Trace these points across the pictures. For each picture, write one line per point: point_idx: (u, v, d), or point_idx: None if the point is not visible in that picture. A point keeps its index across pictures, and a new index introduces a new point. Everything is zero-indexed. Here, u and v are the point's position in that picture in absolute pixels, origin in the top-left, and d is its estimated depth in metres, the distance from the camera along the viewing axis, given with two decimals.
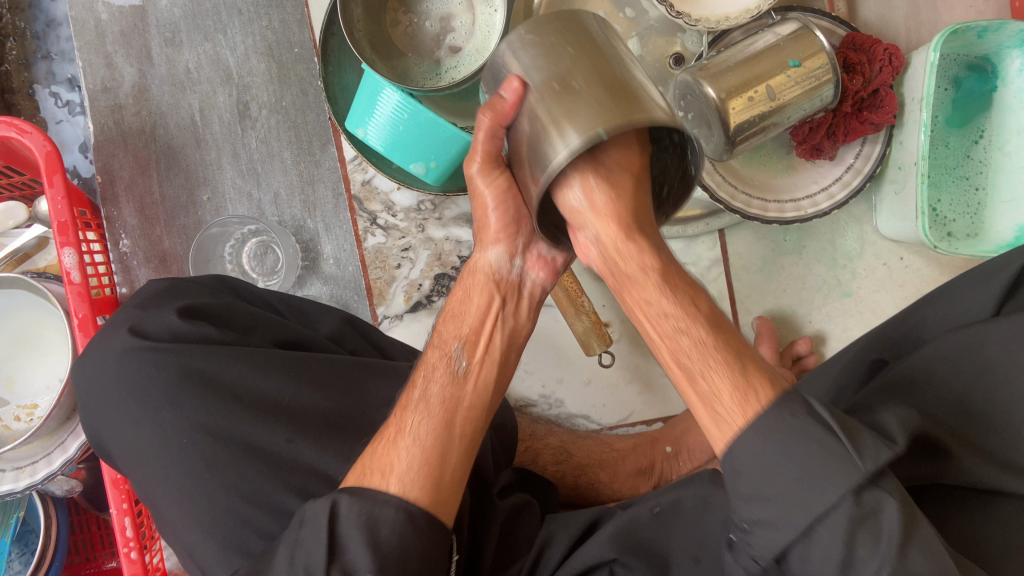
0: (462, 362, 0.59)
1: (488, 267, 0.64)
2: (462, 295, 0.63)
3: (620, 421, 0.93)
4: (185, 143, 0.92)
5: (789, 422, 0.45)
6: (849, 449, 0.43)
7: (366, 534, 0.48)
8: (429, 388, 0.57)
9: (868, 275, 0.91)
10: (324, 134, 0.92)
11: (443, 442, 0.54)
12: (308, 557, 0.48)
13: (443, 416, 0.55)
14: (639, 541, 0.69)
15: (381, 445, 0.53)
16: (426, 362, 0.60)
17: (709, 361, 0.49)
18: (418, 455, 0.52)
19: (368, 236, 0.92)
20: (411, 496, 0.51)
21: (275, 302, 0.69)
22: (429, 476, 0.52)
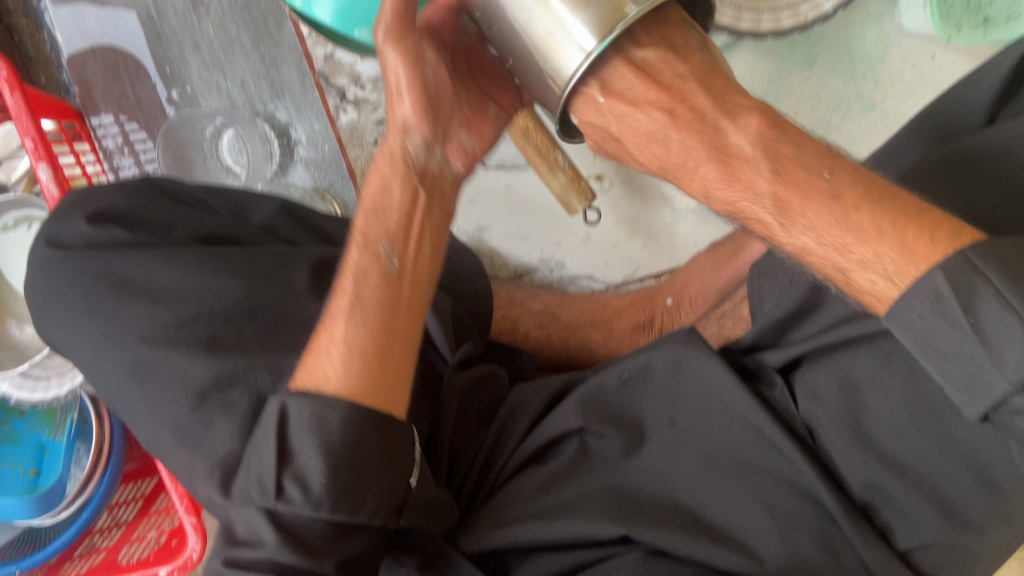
0: (394, 261, 0.54)
1: (404, 153, 0.56)
2: (378, 187, 0.56)
3: (626, 277, 0.88)
4: (147, 41, 0.90)
5: (922, 309, 0.41)
6: (972, 343, 0.39)
7: (317, 434, 0.48)
8: (359, 291, 0.52)
9: (893, 83, 0.79)
10: (278, 11, 0.87)
11: (383, 344, 0.51)
12: (259, 466, 0.49)
13: (381, 314, 0.52)
14: (606, 405, 0.67)
15: (314, 358, 0.51)
16: (347, 264, 0.54)
17: (884, 224, 0.42)
18: (357, 333, 0.51)
19: (340, 113, 0.89)
20: (350, 393, 0.49)
21: (204, 197, 0.70)
22: (376, 371, 0.51)
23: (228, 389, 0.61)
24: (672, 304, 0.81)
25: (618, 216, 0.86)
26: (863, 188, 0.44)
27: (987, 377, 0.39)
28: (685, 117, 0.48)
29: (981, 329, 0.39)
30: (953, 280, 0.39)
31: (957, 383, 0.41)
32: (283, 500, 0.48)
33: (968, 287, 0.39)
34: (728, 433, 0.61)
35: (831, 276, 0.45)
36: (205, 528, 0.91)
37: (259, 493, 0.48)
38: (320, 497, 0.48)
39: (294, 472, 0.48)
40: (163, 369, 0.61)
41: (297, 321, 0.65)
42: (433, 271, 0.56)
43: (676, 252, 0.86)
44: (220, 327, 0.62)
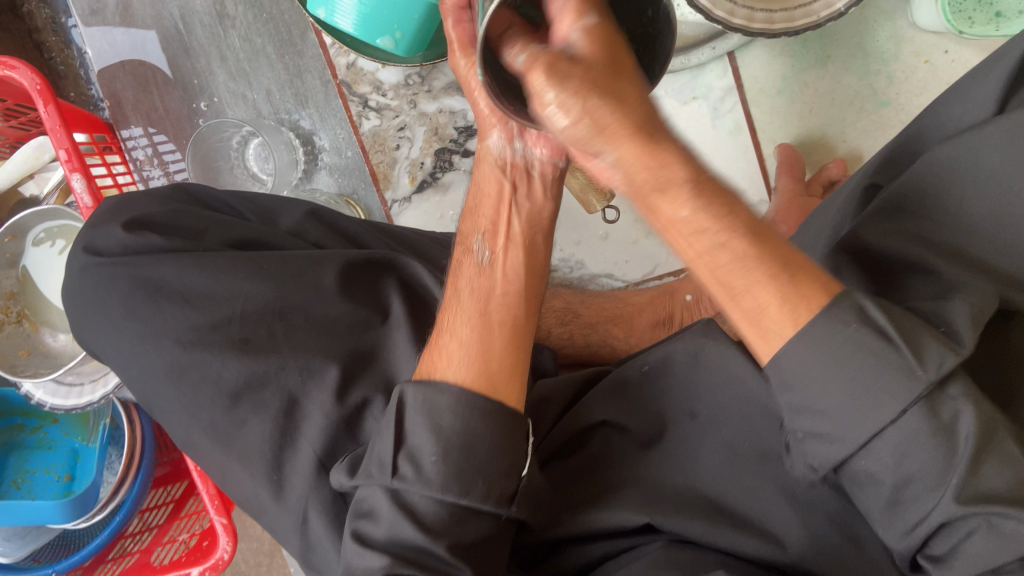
0: (486, 253, 0.60)
1: (491, 153, 0.63)
2: (477, 190, 0.64)
3: (646, 276, 0.89)
4: (175, 54, 0.93)
5: (846, 348, 0.41)
6: (907, 359, 0.40)
7: (429, 419, 0.52)
8: (459, 285, 0.59)
9: (907, 78, 0.80)
10: (302, 22, 0.90)
11: (487, 336, 0.56)
12: (381, 450, 0.54)
13: (477, 309, 0.57)
14: (630, 398, 0.67)
15: (433, 349, 0.57)
16: (454, 261, 0.62)
17: (752, 274, 0.42)
18: (471, 339, 0.55)
19: (363, 120, 0.90)
20: (462, 379, 0.54)
21: (234, 201, 0.71)
22: (480, 362, 0.55)
23: (265, 387, 0.64)
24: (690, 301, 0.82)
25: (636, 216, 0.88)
26: (720, 238, 0.42)
27: (944, 471, 0.40)
28: (675, 153, 0.41)
29: (904, 337, 0.41)
30: (876, 307, 0.41)
31: (869, 407, 0.41)
32: (395, 476, 0.52)
33: (910, 330, 0.41)
34: (748, 420, 0.62)
35: (714, 290, 0.43)
36: (235, 529, 0.93)
37: (379, 471, 0.53)
38: (431, 477, 0.51)
39: (408, 453, 0.52)
40: (200, 370, 0.64)
41: (326, 320, 0.67)
42: (530, 263, 0.61)
43: None
44: (253, 329, 0.65)
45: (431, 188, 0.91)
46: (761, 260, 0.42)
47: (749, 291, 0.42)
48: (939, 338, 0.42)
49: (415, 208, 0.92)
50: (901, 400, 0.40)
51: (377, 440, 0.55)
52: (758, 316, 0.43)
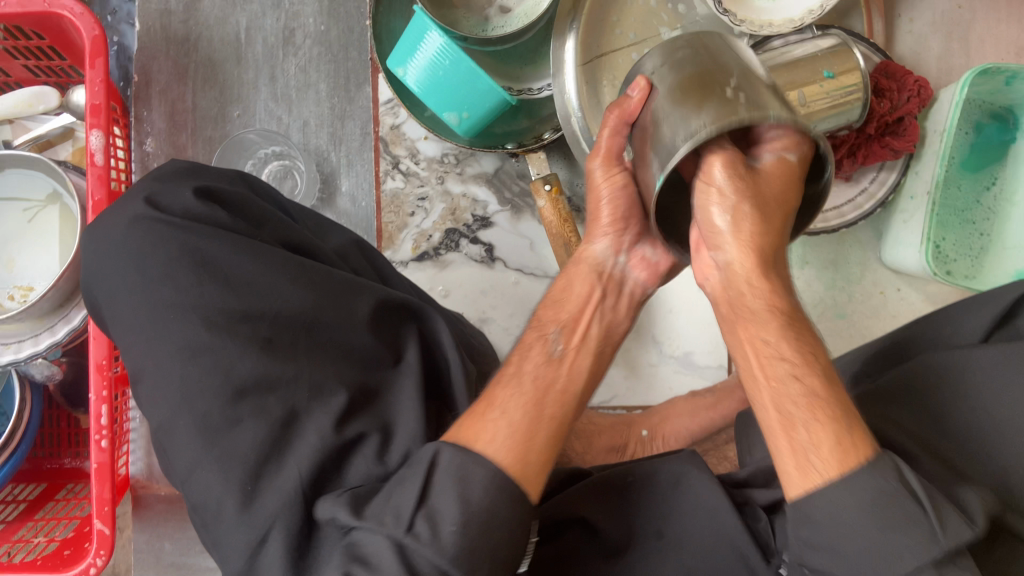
0: (559, 346, 0.59)
1: (592, 259, 0.65)
2: (565, 282, 0.65)
3: (602, 402, 0.94)
4: (225, 58, 0.94)
5: (879, 481, 0.46)
6: (934, 526, 0.45)
7: (459, 488, 0.48)
8: (523, 366, 0.57)
9: (863, 300, 0.94)
10: (362, 74, 0.94)
11: (536, 426, 0.52)
12: (398, 504, 0.49)
13: (535, 395, 0.55)
14: (609, 501, 0.71)
15: (471, 418, 0.53)
16: (522, 343, 0.60)
17: (817, 415, 0.48)
18: (517, 418, 0.52)
19: (387, 178, 0.93)
20: (499, 457, 0.50)
21: (291, 206, 0.71)
22: (522, 446, 0.51)
23: (272, 392, 0.61)
24: (645, 436, 0.88)
25: None
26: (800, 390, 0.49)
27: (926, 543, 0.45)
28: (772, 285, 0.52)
29: (937, 515, 0.46)
30: (907, 466, 0.47)
31: (889, 547, 0.46)
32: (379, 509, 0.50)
33: (932, 493, 0.47)
34: (711, 552, 0.67)
35: (776, 419, 0.50)
36: (113, 544, 0.83)
37: (391, 522, 0.48)
38: (445, 545, 0.47)
39: (427, 511, 0.48)
40: (218, 352, 0.60)
41: (349, 347, 0.66)
42: (596, 370, 0.60)
43: (653, 392, 0.94)
44: (278, 331, 0.63)
45: (430, 261, 0.94)
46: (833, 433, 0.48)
47: (814, 426, 0.48)
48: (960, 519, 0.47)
49: (409, 273, 0.94)
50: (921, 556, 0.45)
51: (397, 488, 0.50)
52: (807, 448, 0.48)
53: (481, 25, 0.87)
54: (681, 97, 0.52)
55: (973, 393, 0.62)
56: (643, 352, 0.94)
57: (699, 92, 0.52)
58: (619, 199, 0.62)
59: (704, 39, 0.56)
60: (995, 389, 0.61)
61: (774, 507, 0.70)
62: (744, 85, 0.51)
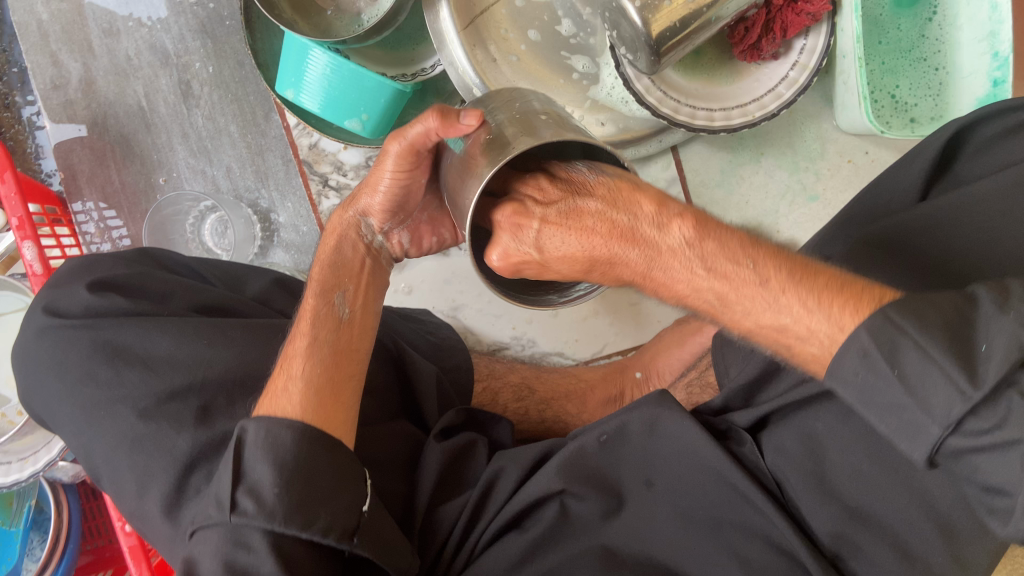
0: (344, 309, 0.66)
1: (352, 221, 0.70)
2: (334, 247, 0.69)
3: (595, 354, 0.92)
4: (136, 129, 0.94)
5: (858, 366, 0.43)
6: (915, 401, 0.41)
7: (272, 453, 0.54)
8: (319, 334, 0.63)
9: (833, 175, 0.88)
10: (266, 103, 0.93)
11: (327, 378, 0.61)
12: (218, 485, 0.53)
13: (333, 360, 0.62)
14: (585, 466, 0.68)
15: (273, 390, 0.59)
16: (304, 311, 0.65)
17: (787, 307, 0.46)
18: (313, 370, 0.60)
19: (322, 199, 0.93)
20: (308, 416, 0.58)
21: (199, 268, 0.73)
22: (329, 402, 0.59)
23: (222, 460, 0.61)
24: (641, 377, 0.85)
25: (586, 295, 0.92)
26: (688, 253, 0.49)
27: (919, 421, 0.41)
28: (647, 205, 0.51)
29: (901, 372, 0.41)
30: (880, 342, 0.42)
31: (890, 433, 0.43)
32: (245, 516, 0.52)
33: (893, 340, 0.42)
34: (704, 490, 0.65)
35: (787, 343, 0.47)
36: None
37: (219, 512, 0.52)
38: (272, 508, 0.51)
39: (264, 507, 0.52)
40: (157, 436, 0.61)
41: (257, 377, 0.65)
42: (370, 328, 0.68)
43: (641, 330, 0.92)
44: (211, 397, 0.63)
45: None
46: (719, 250, 0.48)
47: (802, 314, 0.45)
48: (949, 359, 0.40)
49: None
50: (937, 425, 0.40)
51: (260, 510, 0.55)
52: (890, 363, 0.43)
53: (355, 21, 0.85)
54: (496, 140, 0.53)
55: (941, 228, 0.56)
56: (621, 294, 0.91)
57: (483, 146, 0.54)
58: (396, 193, 0.66)
59: (502, 91, 0.58)
60: (963, 225, 0.56)
61: (757, 425, 0.67)
62: (526, 121, 0.53)
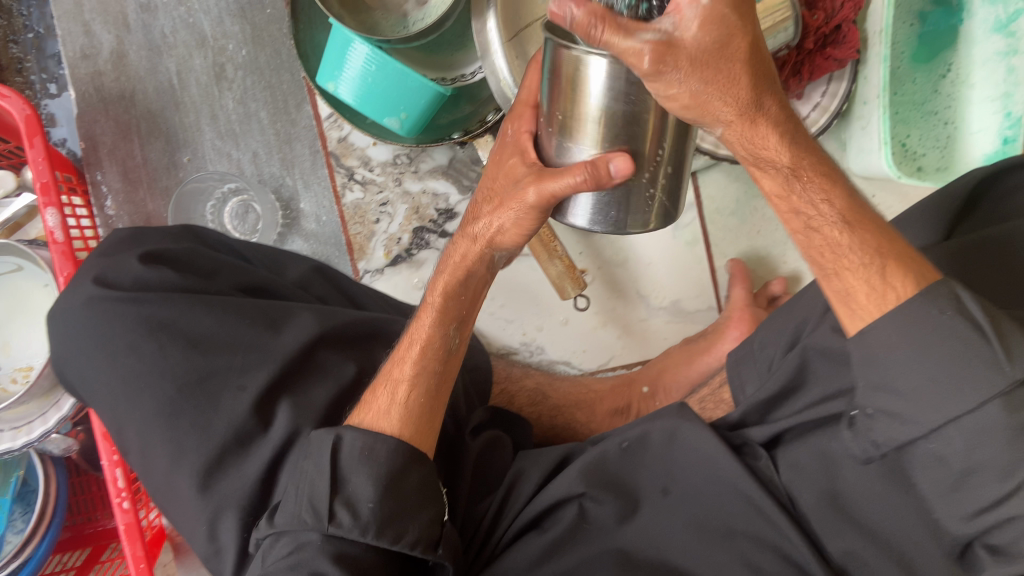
0: (456, 340, 0.67)
1: (474, 239, 0.65)
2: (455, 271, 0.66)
3: (601, 365, 0.94)
4: (164, 106, 0.94)
5: (930, 318, 0.48)
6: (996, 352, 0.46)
7: (367, 462, 0.58)
8: (419, 364, 0.65)
9: None
10: (299, 93, 0.94)
11: (429, 407, 0.64)
12: (315, 490, 0.57)
13: (432, 390, 0.64)
14: (610, 473, 0.71)
15: (376, 408, 0.63)
16: (413, 335, 0.66)
17: (845, 259, 0.51)
18: (416, 400, 0.63)
19: (346, 192, 0.94)
20: (404, 436, 0.62)
21: (242, 250, 0.75)
22: (425, 431, 0.63)
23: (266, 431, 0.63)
24: (647, 392, 0.88)
25: (599, 308, 0.94)
26: (717, 38, 0.43)
27: (981, 377, 0.46)
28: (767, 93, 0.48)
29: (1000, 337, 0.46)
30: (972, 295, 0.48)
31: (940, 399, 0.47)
32: (333, 524, 0.56)
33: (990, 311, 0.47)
34: (720, 500, 0.68)
35: (811, 266, 0.53)
36: None
37: (313, 518, 0.56)
38: (366, 522, 0.56)
39: (343, 498, 0.57)
40: (199, 404, 0.62)
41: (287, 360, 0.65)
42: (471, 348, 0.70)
43: (648, 347, 0.95)
44: (250, 376, 0.64)
45: (405, 263, 0.94)
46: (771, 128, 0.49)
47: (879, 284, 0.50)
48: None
49: (387, 279, 0.94)
50: (984, 391, 0.45)
51: (302, 479, 0.58)
52: (848, 297, 0.52)
53: (401, 23, 0.87)
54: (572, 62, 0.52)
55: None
56: (631, 310, 0.95)
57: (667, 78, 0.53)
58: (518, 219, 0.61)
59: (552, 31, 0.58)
60: None
61: (770, 442, 0.70)
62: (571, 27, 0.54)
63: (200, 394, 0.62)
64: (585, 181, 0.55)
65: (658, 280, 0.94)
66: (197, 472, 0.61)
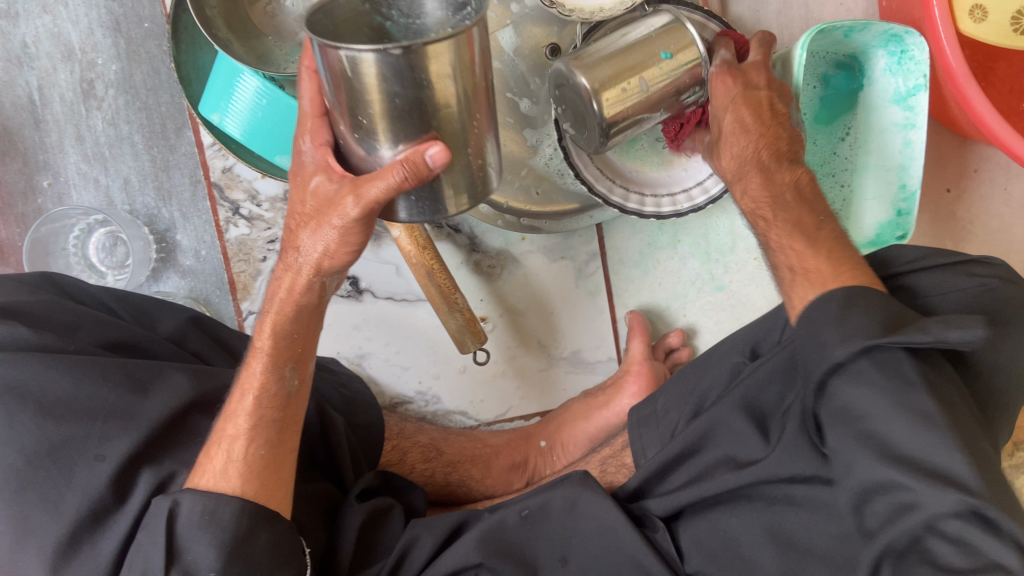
0: (295, 379, 0.60)
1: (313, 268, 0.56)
2: (284, 296, 0.58)
3: (497, 417, 0.92)
4: (22, 124, 0.84)
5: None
6: None
7: (212, 531, 0.53)
8: (256, 410, 0.58)
9: (739, 269, 0.92)
10: (179, 117, 0.85)
11: (272, 456, 0.58)
12: (146, 561, 0.52)
13: (278, 436, 0.59)
14: (505, 543, 0.67)
15: (208, 465, 0.56)
16: (246, 377, 0.59)
17: None
18: (255, 452, 0.57)
19: (229, 227, 0.87)
20: (244, 492, 0.55)
21: (111, 301, 0.66)
22: (271, 480, 0.57)
23: (124, 506, 0.56)
24: (545, 447, 0.86)
25: (500, 359, 0.91)
26: None
27: None
28: None
29: None
30: None
31: None
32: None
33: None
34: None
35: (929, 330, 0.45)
36: None
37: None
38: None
39: (183, 566, 0.52)
40: (52, 472, 0.54)
41: (155, 425, 0.58)
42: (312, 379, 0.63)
43: (547, 397, 0.93)
44: (110, 446, 0.56)
45: None
46: None
47: None
48: None
49: None
50: None
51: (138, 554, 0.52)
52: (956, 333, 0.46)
53: (296, 52, 0.81)
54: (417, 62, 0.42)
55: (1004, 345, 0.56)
56: (531, 359, 0.92)
57: (469, 69, 0.45)
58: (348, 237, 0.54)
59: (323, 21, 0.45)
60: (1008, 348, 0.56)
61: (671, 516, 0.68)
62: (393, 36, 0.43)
63: (52, 464, 0.55)
64: (406, 180, 0.48)
65: (558, 329, 0.92)
66: (41, 559, 0.53)
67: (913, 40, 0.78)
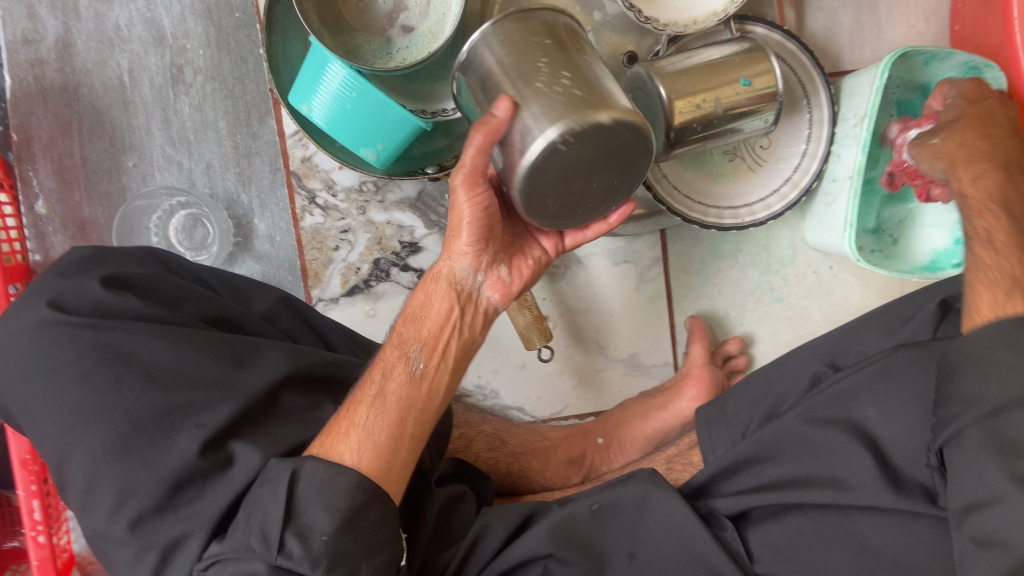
0: (420, 364, 0.63)
1: (451, 274, 0.65)
2: (422, 298, 0.66)
3: (553, 414, 0.93)
4: (111, 105, 0.87)
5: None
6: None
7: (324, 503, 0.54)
8: (386, 387, 0.61)
9: (797, 282, 0.94)
10: (263, 106, 0.88)
11: (392, 434, 0.59)
12: (267, 520, 0.53)
13: (398, 415, 0.60)
14: (576, 533, 0.69)
15: (334, 430, 0.59)
16: (381, 358, 0.63)
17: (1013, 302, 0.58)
18: (377, 422, 0.59)
19: (305, 215, 0.89)
20: (359, 464, 0.57)
21: (207, 277, 0.69)
22: (385, 459, 0.59)
23: (232, 473, 0.57)
24: (602, 444, 0.88)
25: (559, 358, 0.93)
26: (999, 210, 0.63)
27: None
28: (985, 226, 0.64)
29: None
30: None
31: None
32: (283, 555, 0.52)
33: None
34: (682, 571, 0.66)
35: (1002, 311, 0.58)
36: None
37: (261, 545, 0.52)
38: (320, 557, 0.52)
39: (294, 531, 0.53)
40: (156, 438, 0.56)
41: (253, 399, 0.59)
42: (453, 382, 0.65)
43: (603, 398, 0.94)
44: (210, 415, 0.57)
45: (361, 294, 0.90)
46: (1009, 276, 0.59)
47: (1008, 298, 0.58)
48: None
49: (341, 309, 0.90)
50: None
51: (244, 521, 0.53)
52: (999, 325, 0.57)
53: (384, 48, 0.83)
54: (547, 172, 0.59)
55: None
56: (588, 360, 0.94)
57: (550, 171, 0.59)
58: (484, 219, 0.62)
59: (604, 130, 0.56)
60: None
61: (738, 515, 0.69)
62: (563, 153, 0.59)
63: (156, 429, 0.56)
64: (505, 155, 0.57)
65: (616, 332, 0.94)
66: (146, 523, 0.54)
67: (993, 73, 0.79)
